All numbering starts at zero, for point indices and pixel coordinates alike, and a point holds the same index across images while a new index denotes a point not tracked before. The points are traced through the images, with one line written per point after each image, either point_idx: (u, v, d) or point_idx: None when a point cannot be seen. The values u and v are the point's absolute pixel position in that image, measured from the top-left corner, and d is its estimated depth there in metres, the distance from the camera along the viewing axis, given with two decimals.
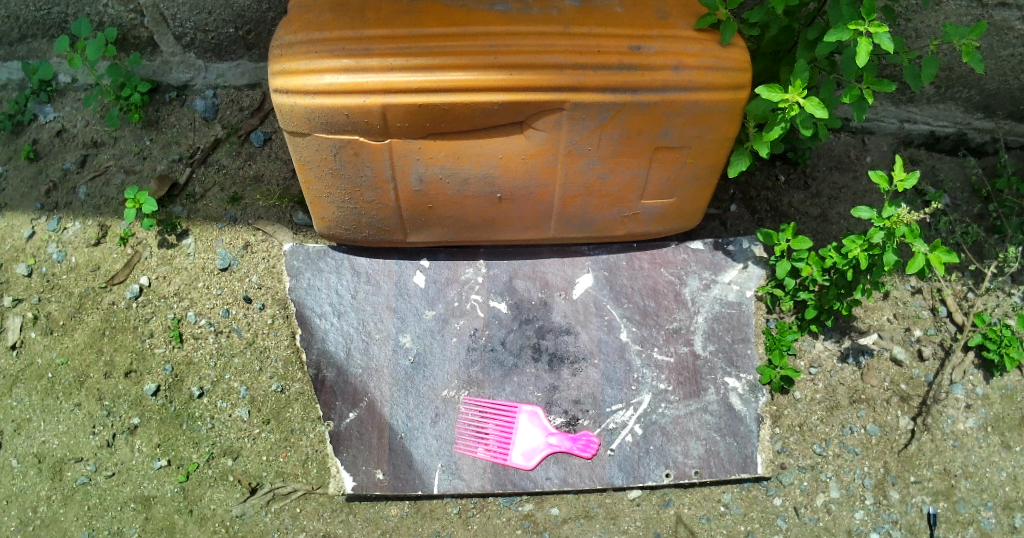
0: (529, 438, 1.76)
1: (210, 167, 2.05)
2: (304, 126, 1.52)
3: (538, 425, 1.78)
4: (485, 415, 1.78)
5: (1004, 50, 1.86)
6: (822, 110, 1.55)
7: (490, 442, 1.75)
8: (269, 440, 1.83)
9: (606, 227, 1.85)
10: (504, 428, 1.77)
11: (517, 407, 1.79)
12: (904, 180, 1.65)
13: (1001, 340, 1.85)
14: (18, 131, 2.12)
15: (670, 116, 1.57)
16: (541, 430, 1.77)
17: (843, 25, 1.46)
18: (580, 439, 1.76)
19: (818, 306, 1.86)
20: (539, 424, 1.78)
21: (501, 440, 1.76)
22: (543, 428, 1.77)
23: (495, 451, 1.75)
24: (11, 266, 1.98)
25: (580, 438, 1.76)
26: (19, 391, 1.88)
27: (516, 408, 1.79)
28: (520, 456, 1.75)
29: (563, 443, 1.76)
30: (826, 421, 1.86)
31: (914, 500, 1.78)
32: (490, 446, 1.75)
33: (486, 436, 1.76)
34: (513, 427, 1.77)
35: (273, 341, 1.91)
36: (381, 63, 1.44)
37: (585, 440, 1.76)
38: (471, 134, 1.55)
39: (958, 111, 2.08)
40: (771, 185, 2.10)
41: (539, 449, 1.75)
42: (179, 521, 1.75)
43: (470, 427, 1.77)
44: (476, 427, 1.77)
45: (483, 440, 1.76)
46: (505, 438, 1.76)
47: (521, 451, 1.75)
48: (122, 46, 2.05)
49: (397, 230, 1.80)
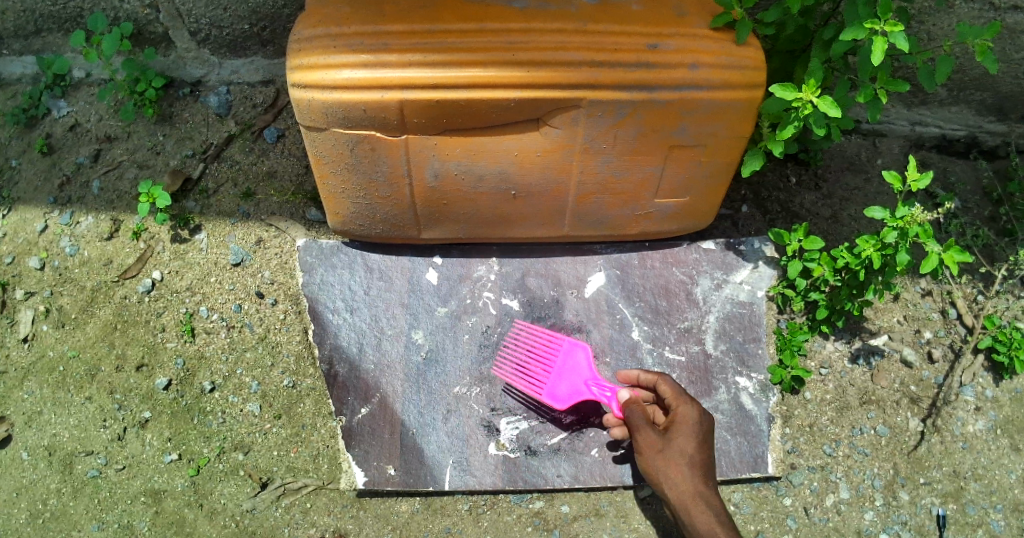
0: (571, 370, 1.72)
1: (223, 162, 2.06)
2: (321, 120, 1.53)
3: (575, 392, 1.70)
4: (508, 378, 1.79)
5: (1017, 53, 1.88)
6: (837, 108, 1.56)
7: (531, 348, 1.80)
8: (280, 435, 1.83)
9: (619, 225, 1.86)
10: (536, 376, 1.76)
11: (540, 397, 1.73)
12: (917, 180, 1.66)
13: (1012, 342, 1.87)
14: (32, 125, 2.13)
15: (686, 114, 1.57)
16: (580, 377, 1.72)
17: (860, 24, 1.48)
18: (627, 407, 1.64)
19: (829, 306, 1.86)
20: (574, 392, 1.70)
21: (539, 359, 1.77)
22: (579, 388, 1.70)
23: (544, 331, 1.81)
24: (24, 259, 1.99)
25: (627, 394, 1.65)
26: (31, 383, 1.89)
27: (541, 394, 1.73)
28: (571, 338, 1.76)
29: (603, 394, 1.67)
30: (837, 422, 1.86)
31: (923, 502, 1.79)
32: (533, 340, 1.81)
33: (520, 356, 1.80)
34: (544, 379, 1.74)
35: (285, 336, 1.91)
36: (400, 59, 1.45)
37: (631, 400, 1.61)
38: (487, 130, 1.56)
39: (969, 114, 2.10)
40: (783, 186, 2.10)
41: (589, 358, 1.73)
42: (190, 515, 1.77)
43: (507, 349, 1.83)
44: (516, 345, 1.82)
45: (523, 345, 1.81)
46: (543, 364, 1.76)
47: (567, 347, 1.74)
48: (138, 41, 2.06)
49: (411, 226, 1.81)
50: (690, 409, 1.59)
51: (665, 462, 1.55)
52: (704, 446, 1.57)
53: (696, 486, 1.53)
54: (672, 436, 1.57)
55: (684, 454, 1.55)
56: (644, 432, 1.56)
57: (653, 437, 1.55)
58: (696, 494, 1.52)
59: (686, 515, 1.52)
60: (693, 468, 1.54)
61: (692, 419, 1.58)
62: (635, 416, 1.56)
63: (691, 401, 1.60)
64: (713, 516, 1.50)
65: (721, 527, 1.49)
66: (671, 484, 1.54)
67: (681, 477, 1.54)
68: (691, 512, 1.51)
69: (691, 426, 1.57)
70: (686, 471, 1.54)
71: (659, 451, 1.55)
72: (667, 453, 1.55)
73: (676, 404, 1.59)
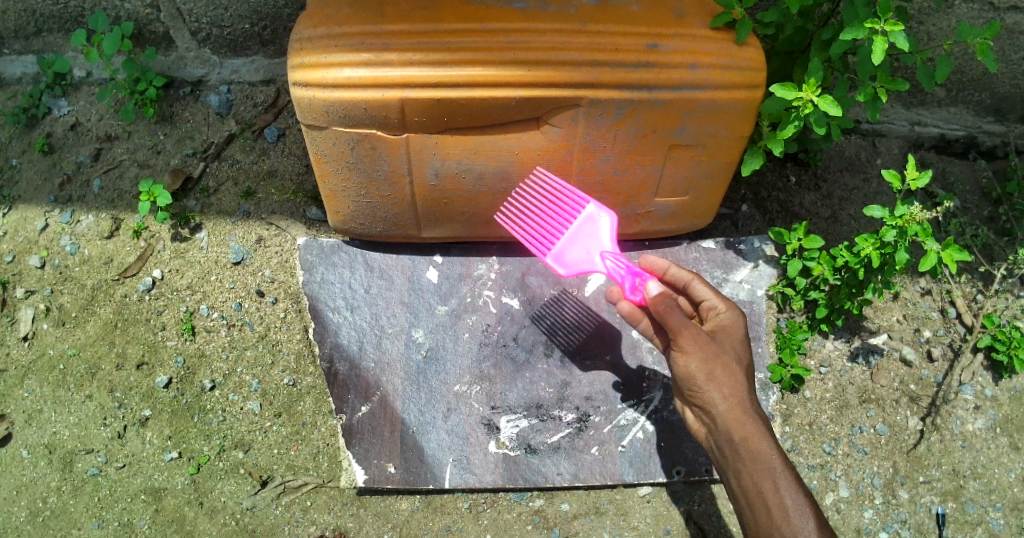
0: (588, 235, 1.59)
1: (223, 161, 2.06)
2: (321, 119, 1.53)
3: (584, 260, 1.58)
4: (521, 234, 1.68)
5: (1016, 53, 1.88)
6: (837, 107, 1.57)
7: (554, 207, 1.65)
8: (280, 433, 1.83)
9: (619, 224, 1.87)
10: (551, 235, 1.64)
11: (544, 256, 1.62)
12: (915, 180, 1.67)
13: (1011, 341, 1.87)
14: (32, 124, 2.13)
15: (686, 114, 1.58)
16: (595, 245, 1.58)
17: (860, 24, 1.48)
18: (637, 289, 1.52)
19: (828, 305, 1.87)
20: (583, 260, 1.58)
21: (560, 219, 1.64)
22: (590, 256, 1.58)
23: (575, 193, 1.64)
24: (25, 258, 2.00)
25: (642, 278, 1.52)
26: (31, 382, 1.89)
27: (546, 255, 1.62)
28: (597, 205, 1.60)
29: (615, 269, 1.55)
30: (836, 421, 1.87)
31: (923, 500, 1.79)
32: (558, 199, 1.65)
33: (541, 212, 1.66)
34: (556, 240, 1.63)
35: (285, 335, 1.91)
36: (400, 58, 1.45)
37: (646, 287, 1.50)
38: (487, 130, 1.56)
39: (968, 115, 2.10)
40: (782, 186, 2.11)
41: (612, 227, 1.58)
42: (190, 513, 1.77)
43: (528, 201, 1.69)
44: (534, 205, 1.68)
45: (547, 202, 1.66)
46: (561, 225, 1.63)
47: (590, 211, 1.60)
48: (138, 41, 2.06)
49: (412, 225, 1.82)
50: (736, 317, 1.50)
51: (714, 370, 1.39)
52: (746, 357, 1.47)
53: (746, 398, 1.40)
54: (717, 342, 1.43)
55: (732, 361, 1.42)
56: (690, 331, 1.39)
57: (702, 339, 1.40)
58: (746, 407, 1.39)
59: (737, 433, 1.38)
60: (741, 378, 1.41)
61: (740, 327, 1.49)
62: (676, 314, 1.39)
63: (733, 309, 1.52)
64: (765, 433, 1.38)
65: (773, 446, 1.37)
66: (720, 395, 1.39)
67: (731, 387, 1.39)
68: (743, 428, 1.38)
69: (739, 335, 1.48)
70: (737, 381, 1.40)
71: (707, 356, 1.40)
72: (715, 359, 1.40)
73: (725, 311, 1.51)
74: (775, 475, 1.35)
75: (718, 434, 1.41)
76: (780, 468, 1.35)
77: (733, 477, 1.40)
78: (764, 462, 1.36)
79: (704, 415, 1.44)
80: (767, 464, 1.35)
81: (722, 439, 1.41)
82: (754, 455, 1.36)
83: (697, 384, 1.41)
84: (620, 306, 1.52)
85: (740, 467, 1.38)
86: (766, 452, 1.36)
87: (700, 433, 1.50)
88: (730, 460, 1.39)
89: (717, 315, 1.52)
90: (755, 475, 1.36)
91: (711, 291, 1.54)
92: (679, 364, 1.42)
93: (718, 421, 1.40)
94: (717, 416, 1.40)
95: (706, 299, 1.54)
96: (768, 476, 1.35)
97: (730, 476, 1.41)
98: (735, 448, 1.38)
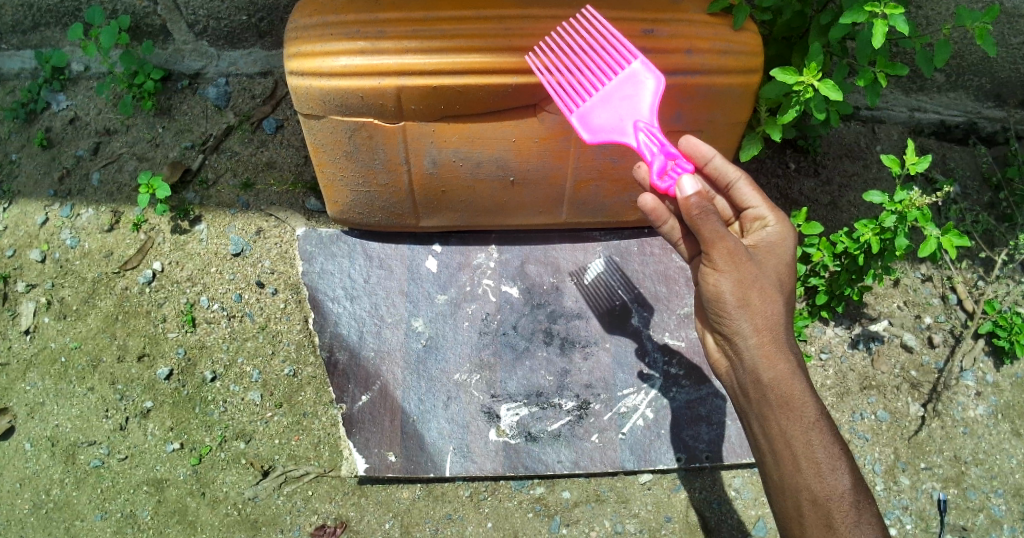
0: (624, 98, 1.38)
1: (222, 154, 2.06)
2: (318, 108, 1.52)
3: (612, 125, 1.38)
4: (541, 74, 1.43)
5: (1016, 37, 1.86)
6: (836, 93, 1.55)
7: (589, 64, 1.43)
8: (281, 424, 1.83)
9: (618, 211, 1.87)
10: (580, 88, 1.42)
11: (566, 112, 1.41)
12: (915, 163, 1.65)
13: (1012, 327, 1.87)
14: (31, 119, 2.14)
15: (684, 100, 1.57)
16: (633, 113, 1.37)
17: (860, 7, 1.47)
18: (666, 174, 1.29)
19: (829, 291, 1.87)
20: (612, 126, 1.38)
21: (597, 71, 1.42)
22: (620, 123, 1.37)
23: (624, 50, 1.42)
24: (25, 252, 2.00)
25: (675, 162, 1.29)
26: (33, 375, 1.89)
27: (569, 107, 1.41)
28: (644, 69, 1.38)
29: (645, 143, 1.33)
30: (837, 407, 1.86)
31: (924, 487, 1.79)
32: (598, 57, 1.43)
33: (579, 59, 1.44)
34: (585, 93, 1.41)
35: (286, 326, 1.92)
36: (397, 46, 1.44)
37: (677, 177, 1.26)
38: (483, 118, 1.56)
39: (968, 100, 2.09)
40: (781, 173, 2.10)
41: (654, 95, 1.36)
42: (192, 504, 1.76)
43: (558, 40, 1.46)
44: (577, 41, 1.45)
45: (588, 51, 1.44)
46: (597, 80, 1.41)
47: (635, 73, 1.38)
48: (135, 35, 2.06)
49: (409, 215, 1.82)
50: (775, 238, 1.35)
51: (748, 294, 1.24)
52: (784, 280, 1.32)
53: (780, 330, 1.25)
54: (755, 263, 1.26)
55: (768, 285, 1.26)
56: (726, 245, 1.22)
57: (740, 258, 1.23)
58: (779, 341, 1.25)
59: (766, 372, 1.25)
60: (779, 308, 1.26)
61: (779, 248, 1.35)
62: (712, 221, 1.20)
63: (779, 228, 1.37)
64: (798, 374, 1.25)
65: (806, 388, 1.25)
66: (751, 326, 1.24)
67: (765, 317, 1.25)
68: (773, 367, 1.24)
69: (779, 258, 1.33)
70: (772, 311, 1.25)
71: (741, 277, 1.24)
72: (751, 281, 1.24)
73: (768, 230, 1.37)
74: (806, 425, 1.23)
75: (744, 370, 1.28)
76: (813, 415, 1.24)
77: (756, 422, 1.28)
78: (796, 409, 1.24)
79: (726, 345, 1.31)
80: (798, 410, 1.23)
81: (746, 376, 1.28)
82: (785, 402, 1.24)
83: (725, 308, 1.25)
84: (642, 197, 1.30)
85: (766, 410, 1.26)
86: (797, 396, 1.24)
87: (718, 365, 1.37)
88: (755, 403, 1.27)
89: (762, 228, 1.37)
90: (784, 423, 1.24)
91: (758, 196, 1.39)
92: (707, 283, 1.26)
93: (745, 355, 1.26)
94: (743, 349, 1.26)
95: (752, 206, 1.39)
96: (800, 424, 1.23)
97: (753, 421, 1.29)
98: (761, 388, 1.26)
